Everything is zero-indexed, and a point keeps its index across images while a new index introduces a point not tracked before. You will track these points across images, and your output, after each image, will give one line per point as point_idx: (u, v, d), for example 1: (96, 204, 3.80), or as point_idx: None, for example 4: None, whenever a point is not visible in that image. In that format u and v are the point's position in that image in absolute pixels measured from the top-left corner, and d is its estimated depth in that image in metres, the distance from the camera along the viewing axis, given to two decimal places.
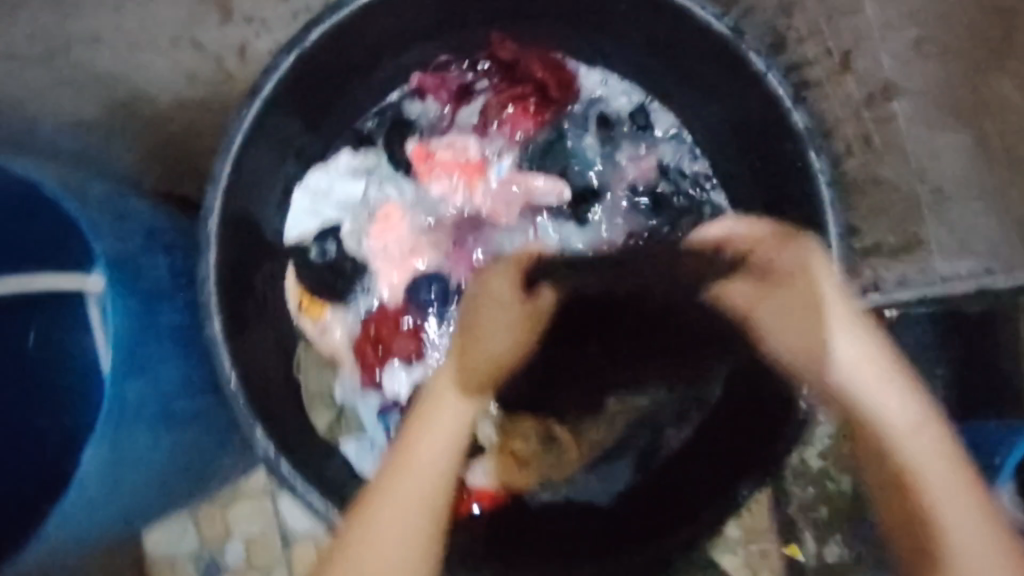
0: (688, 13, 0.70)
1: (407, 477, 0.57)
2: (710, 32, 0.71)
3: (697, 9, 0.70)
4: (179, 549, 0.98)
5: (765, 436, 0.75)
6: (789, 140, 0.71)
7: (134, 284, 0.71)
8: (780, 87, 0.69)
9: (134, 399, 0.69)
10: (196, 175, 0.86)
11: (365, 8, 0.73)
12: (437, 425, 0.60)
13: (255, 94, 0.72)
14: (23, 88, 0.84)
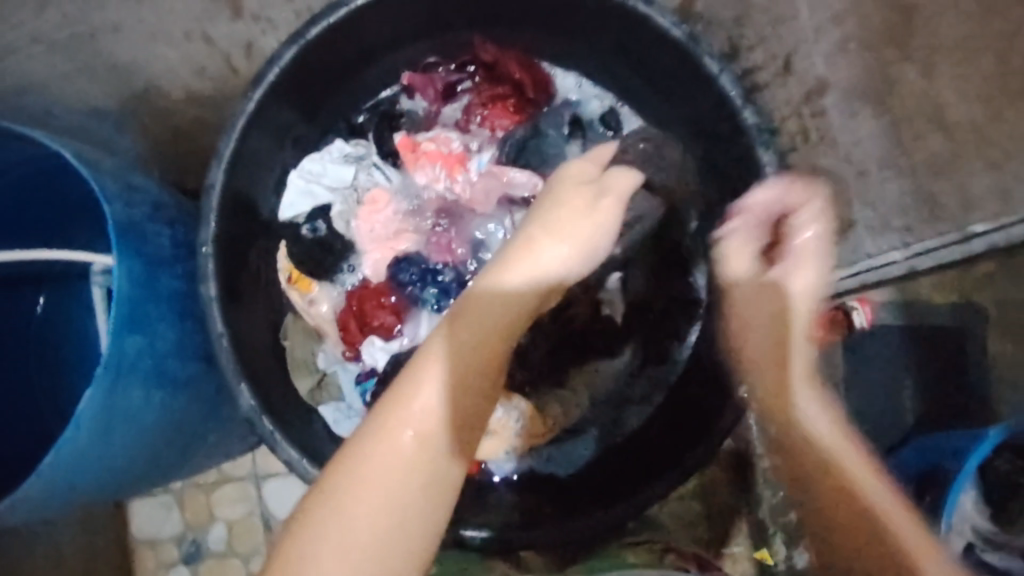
0: (650, 20, 0.77)
1: (400, 436, 0.53)
2: (668, 36, 0.77)
3: (657, 17, 0.77)
4: (162, 532, 1.08)
5: (713, 409, 0.81)
6: (739, 135, 0.78)
7: (138, 248, 0.80)
8: (731, 85, 0.76)
9: (133, 349, 0.78)
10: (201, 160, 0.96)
11: (361, 10, 0.80)
12: (434, 382, 0.54)
13: (259, 82, 0.79)
14: (47, 73, 0.92)
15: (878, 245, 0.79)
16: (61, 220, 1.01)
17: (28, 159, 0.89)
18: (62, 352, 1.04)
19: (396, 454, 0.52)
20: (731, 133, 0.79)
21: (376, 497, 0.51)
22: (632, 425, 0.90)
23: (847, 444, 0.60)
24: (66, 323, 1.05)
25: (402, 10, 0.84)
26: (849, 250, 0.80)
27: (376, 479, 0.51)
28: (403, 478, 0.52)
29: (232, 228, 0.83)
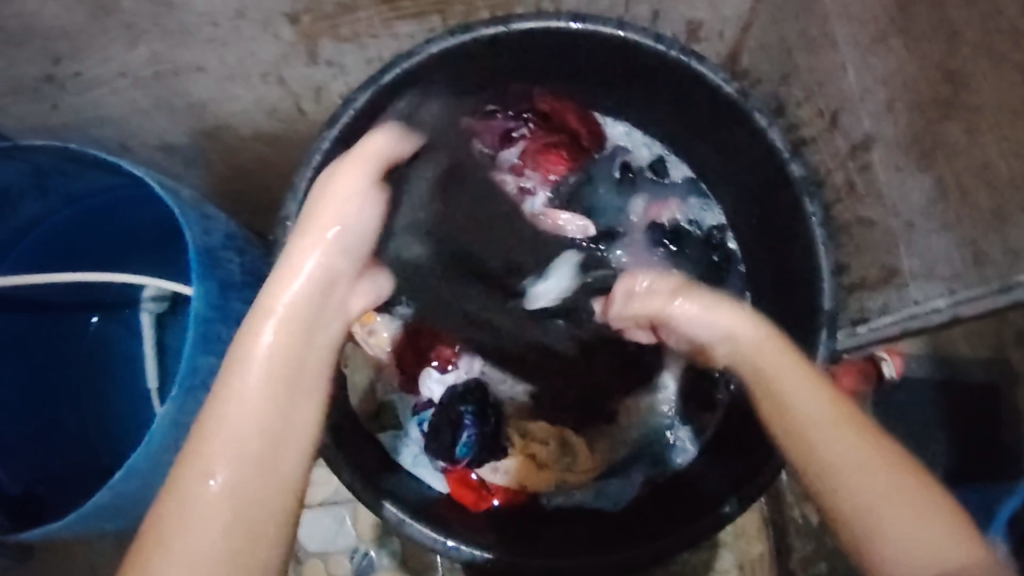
0: (703, 78, 0.83)
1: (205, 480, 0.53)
2: (720, 92, 0.83)
3: (711, 75, 0.82)
4: None
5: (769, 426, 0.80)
6: (788, 188, 0.82)
7: (214, 273, 0.86)
8: (780, 139, 0.81)
9: (204, 368, 0.83)
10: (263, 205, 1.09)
11: (431, 57, 0.86)
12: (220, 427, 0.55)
13: (333, 123, 0.86)
14: (122, 109, 0.97)
15: (923, 292, 0.81)
16: (123, 251, 1.06)
17: (106, 186, 0.97)
18: (118, 376, 1.07)
19: (214, 479, 0.53)
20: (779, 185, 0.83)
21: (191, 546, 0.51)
22: (676, 469, 0.91)
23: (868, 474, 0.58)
24: (114, 347, 1.08)
25: (468, 63, 0.89)
26: (895, 296, 0.83)
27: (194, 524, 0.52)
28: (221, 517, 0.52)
29: (297, 257, 0.88)
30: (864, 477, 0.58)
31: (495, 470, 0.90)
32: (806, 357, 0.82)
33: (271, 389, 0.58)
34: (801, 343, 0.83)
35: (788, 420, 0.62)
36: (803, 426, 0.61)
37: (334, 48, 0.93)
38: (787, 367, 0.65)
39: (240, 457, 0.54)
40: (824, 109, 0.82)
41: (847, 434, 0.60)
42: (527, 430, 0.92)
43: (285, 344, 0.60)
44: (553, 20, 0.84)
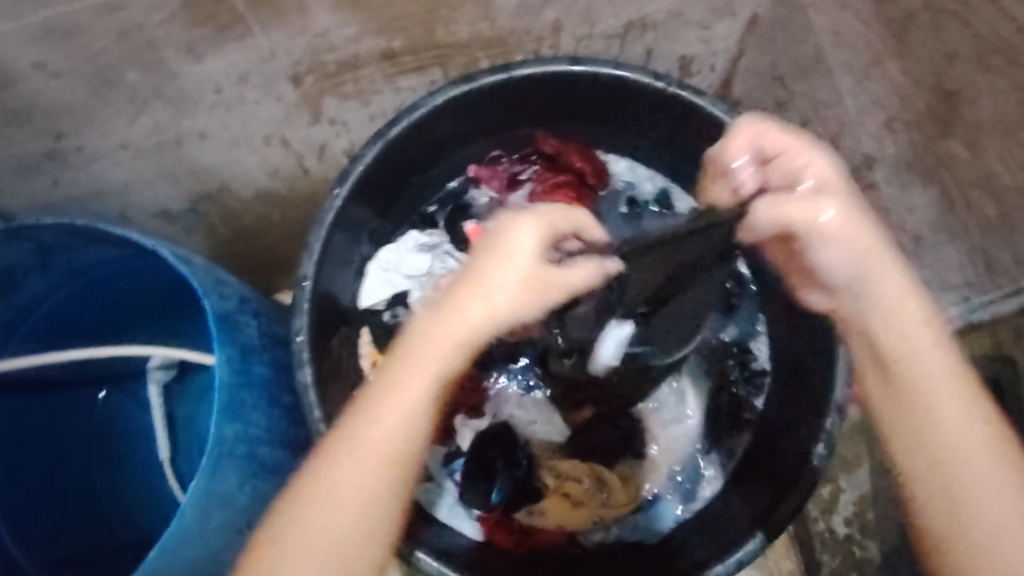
0: (701, 109, 0.86)
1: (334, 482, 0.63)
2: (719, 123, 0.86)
3: (708, 106, 0.85)
4: None
5: (805, 447, 0.81)
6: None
7: (233, 338, 0.86)
8: None
9: (231, 436, 0.82)
10: (279, 264, 1.21)
11: (434, 110, 0.88)
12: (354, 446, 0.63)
13: (344, 179, 0.87)
14: (123, 178, 0.97)
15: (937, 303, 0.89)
16: (128, 321, 1.06)
17: (104, 261, 0.95)
18: (133, 447, 1.07)
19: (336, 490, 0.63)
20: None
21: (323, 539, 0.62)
22: (705, 502, 0.91)
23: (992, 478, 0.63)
24: (124, 419, 1.08)
25: (468, 113, 0.91)
26: None
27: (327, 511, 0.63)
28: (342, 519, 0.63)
29: (315, 314, 0.88)
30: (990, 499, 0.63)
31: (531, 513, 0.90)
32: (827, 371, 0.82)
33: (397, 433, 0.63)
34: (820, 358, 0.84)
35: (924, 406, 0.65)
36: (932, 416, 0.64)
37: (337, 105, 0.95)
38: (926, 339, 0.65)
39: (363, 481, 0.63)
40: (824, 133, 0.89)
41: (973, 437, 0.64)
42: (560, 470, 0.90)
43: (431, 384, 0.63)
44: (553, 64, 0.86)
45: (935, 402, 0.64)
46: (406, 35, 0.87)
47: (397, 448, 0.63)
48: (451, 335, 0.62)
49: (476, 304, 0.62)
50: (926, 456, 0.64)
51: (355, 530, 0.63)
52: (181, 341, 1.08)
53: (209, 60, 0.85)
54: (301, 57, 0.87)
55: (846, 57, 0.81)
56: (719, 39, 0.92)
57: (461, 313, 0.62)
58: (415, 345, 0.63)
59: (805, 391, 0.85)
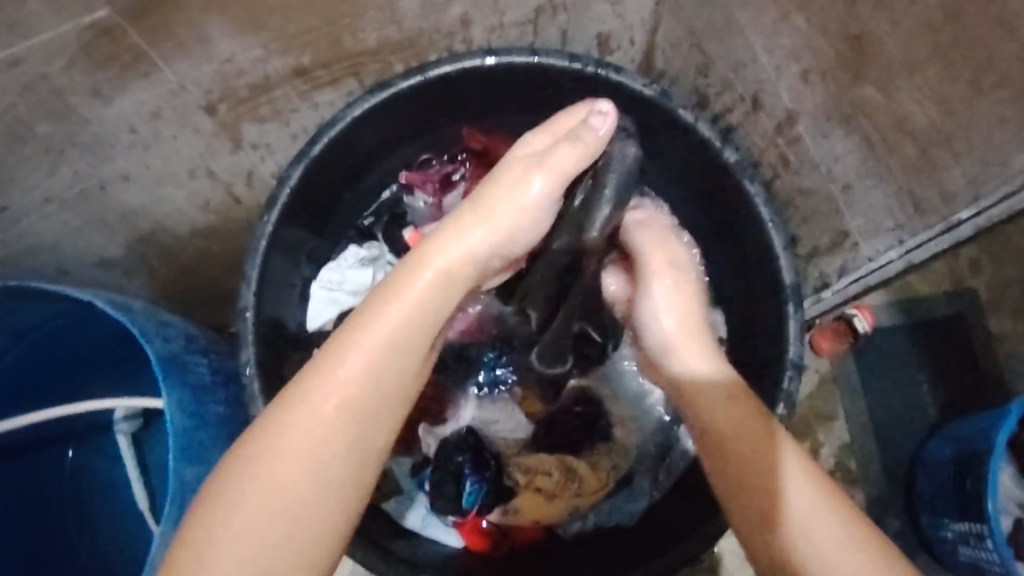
0: (625, 87, 0.84)
1: (268, 450, 0.59)
2: (639, 95, 0.84)
3: (630, 82, 0.84)
4: None
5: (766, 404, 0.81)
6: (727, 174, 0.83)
7: (183, 379, 0.84)
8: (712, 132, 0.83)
9: (193, 479, 0.81)
10: (227, 296, 1.20)
11: (355, 121, 0.86)
12: (296, 401, 0.60)
13: (273, 203, 0.85)
14: (52, 233, 0.95)
15: (872, 248, 0.96)
16: (82, 376, 1.04)
17: (48, 320, 0.93)
18: (115, 503, 1.06)
19: (273, 465, 0.58)
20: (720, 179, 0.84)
21: (258, 510, 0.57)
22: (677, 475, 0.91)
23: (801, 493, 0.64)
24: (95, 475, 1.06)
25: (391, 118, 0.90)
26: (849, 258, 0.99)
27: (252, 496, 0.58)
28: (287, 484, 0.58)
29: (263, 340, 0.87)
30: (823, 531, 0.62)
31: (504, 511, 0.89)
32: (780, 329, 0.82)
33: (350, 389, 0.61)
34: (773, 320, 0.83)
35: (746, 461, 0.67)
36: (767, 466, 0.66)
37: (256, 130, 0.94)
38: (794, 455, 0.67)
39: (311, 448, 0.59)
40: (744, 94, 0.90)
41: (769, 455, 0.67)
42: (528, 466, 0.89)
43: (405, 324, 0.65)
44: (468, 59, 0.84)
45: (779, 474, 0.65)
46: (314, 49, 0.86)
47: (348, 401, 0.61)
48: (384, 312, 0.65)
49: (454, 244, 0.70)
50: (762, 499, 0.65)
51: (302, 502, 0.58)
52: (141, 388, 1.07)
53: (118, 100, 0.83)
54: (211, 86, 0.86)
55: (753, 15, 0.82)
56: (632, 13, 0.91)
57: (465, 234, 0.71)
58: (397, 286, 0.67)
59: (760, 354, 0.86)
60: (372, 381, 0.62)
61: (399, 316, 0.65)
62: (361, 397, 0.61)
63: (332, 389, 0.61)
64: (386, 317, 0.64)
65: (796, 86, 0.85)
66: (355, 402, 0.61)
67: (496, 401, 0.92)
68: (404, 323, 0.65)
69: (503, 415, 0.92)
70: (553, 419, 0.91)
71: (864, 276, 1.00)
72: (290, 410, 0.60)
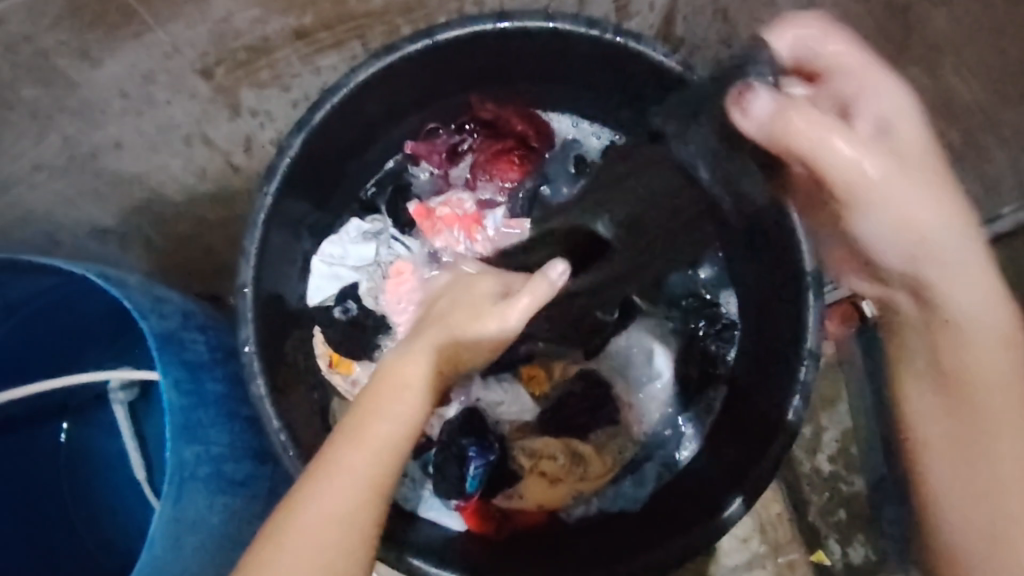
0: (644, 56, 0.81)
1: (293, 534, 0.60)
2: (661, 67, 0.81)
3: (650, 51, 0.81)
4: None
5: (782, 387, 0.79)
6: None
7: (179, 357, 0.81)
8: None
9: (192, 460, 0.78)
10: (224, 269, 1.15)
11: (358, 88, 0.82)
12: (326, 480, 0.61)
13: (272, 172, 0.81)
14: (42, 202, 0.91)
15: None
16: (74, 351, 1.00)
17: (44, 291, 0.90)
18: (115, 480, 1.03)
19: (298, 550, 0.60)
20: None
21: None
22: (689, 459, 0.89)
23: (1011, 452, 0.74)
24: (92, 454, 1.04)
25: (396, 84, 0.86)
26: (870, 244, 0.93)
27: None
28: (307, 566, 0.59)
29: (264, 314, 0.83)
30: (1012, 410, 0.74)
31: (510, 494, 0.87)
32: (799, 315, 0.78)
33: (359, 476, 0.61)
34: (789, 307, 0.79)
35: (952, 334, 0.74)
36: (964, 335, 0.74)
37: (255, 95, 0.89)
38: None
39: (332, 528, 0.60)
40: None
41: (1005, 362, 0.74)
42: (534, 449, 0.87)
43: (398, 422, 0.63)
44: (479, 23, 0.81)
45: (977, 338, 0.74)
46: None
47: (366, 487, 0.62)
48: (404, 375, 0.65)
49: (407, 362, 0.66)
50: (971, 404, 0.75)
51: None
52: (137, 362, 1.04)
53: (104, 63, 0.84)
54: (205, 47, 0.85)
55: None
56: None
57: (411, 362, 0.65)
58: (387, 381, 0.65)
59: (773, 341, 0.83)
60: (383, 466, 0.62)
61: (417, 394, 0.65)
62: (372, 472, 0.62)
63: (346, 471, 0.62)
64: (379, 412, 0.63)
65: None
66: (371, 479, 0.62)
67: (498, 382, 0.89)
68: (399, 398, 0.64)
69: (505, 396, 0.89)
70: (563, 398, 0.89)
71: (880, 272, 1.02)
72: (310, 493, 0.61)
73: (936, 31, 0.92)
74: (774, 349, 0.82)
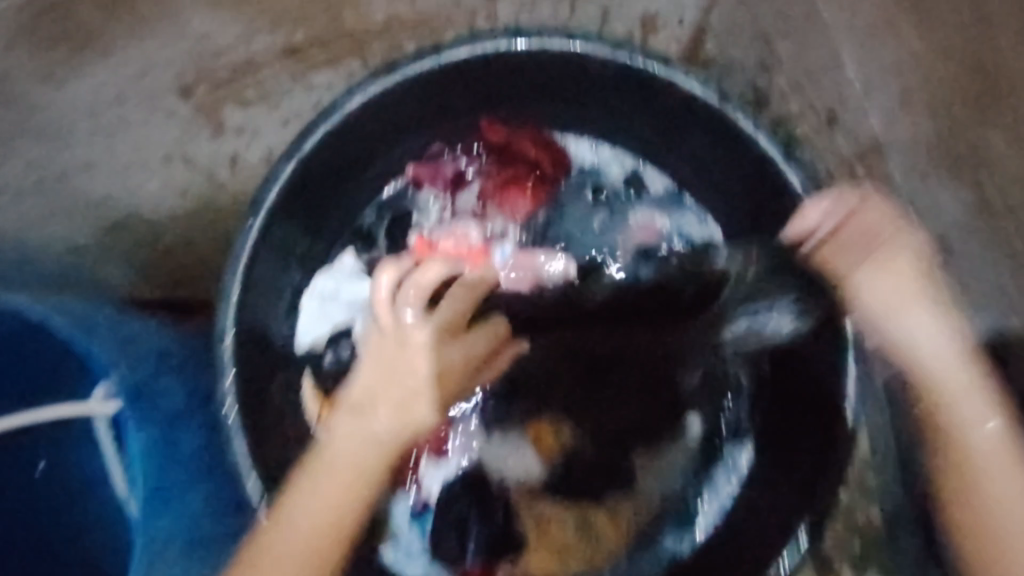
0: (672, 86, 0.74)
1: None
2: (692, 100, 0.74)
3: (681, 82, 0.74)
4: None
5: (818, 463, 0.72)
6: (783, 198, 0.73)
7: (152, 411, 0.74)
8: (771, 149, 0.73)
9: (163, 528, 0.72)
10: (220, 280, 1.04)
11: (358, 113, 0.76)
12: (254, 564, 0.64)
13: (257, 207, 0.74)
14: (11, 218, 0.84)
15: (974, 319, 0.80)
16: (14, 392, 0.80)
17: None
18: (67, 522, 0.83)
19: None
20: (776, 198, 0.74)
21: None
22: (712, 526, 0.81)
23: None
24: (71, 480, 0.83)
25: (400, 107, 0.79)
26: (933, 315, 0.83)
27: None
28: None
29: (248, 360, 0.77)
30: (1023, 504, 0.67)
31: (513, 564, 0.81)
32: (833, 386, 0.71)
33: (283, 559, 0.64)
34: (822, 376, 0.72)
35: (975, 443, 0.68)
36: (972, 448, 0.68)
37: (242, 113, 0.83)
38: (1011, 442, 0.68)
39: None
40: (819, 106, 0.83)
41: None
42: (541, 516, 0.81)
43: (314, 492, 0.65)
44: (492, 43, 0.73)
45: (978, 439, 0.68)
46: None
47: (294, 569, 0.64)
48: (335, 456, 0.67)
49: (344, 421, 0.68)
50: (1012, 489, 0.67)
51: None
52: None
53: (71, 82, 0.83)
54: (186, 65, 0.83)
55: None
56: None
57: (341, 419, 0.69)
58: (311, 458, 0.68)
59: (801, 408, 0.76)
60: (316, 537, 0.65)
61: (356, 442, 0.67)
62: (297, 548, 0.64)
63: (272, 556, 0.64)
64: (301, 487, 0.66)
65: (887, 103, 0.83)
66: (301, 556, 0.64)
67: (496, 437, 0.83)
68: (323, 476, 0.66)
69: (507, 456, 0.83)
70: (570, 461, 0.82)
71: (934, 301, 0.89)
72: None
73: (1017, 74, 0.82)
74: (808, 419, 0.75)
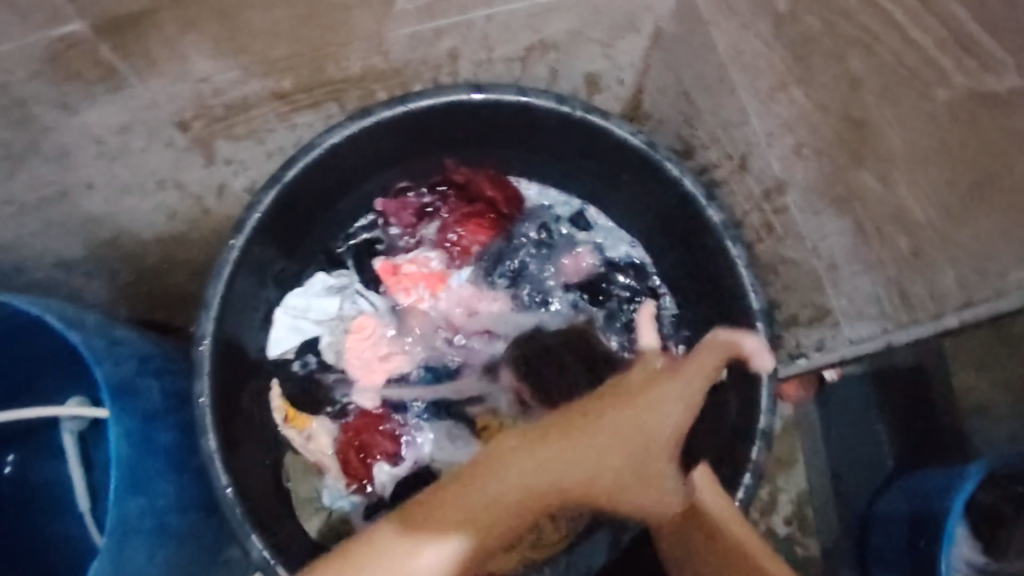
0: (609, 131, 0.84)
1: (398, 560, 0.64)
2: (627, 144, 0.84)
3: (613, 127, 0.83)
4: None
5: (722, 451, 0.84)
6: (708, 231, 0.83)
7: (130, 408, 0.82)
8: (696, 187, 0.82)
9: (135, 511, 0.79)
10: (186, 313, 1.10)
11: (332, 147, 0.83)
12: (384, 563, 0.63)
13: (240, 228, 0.81)
14: (11, 233, 0.91)
15: (854, 330, 0.87)
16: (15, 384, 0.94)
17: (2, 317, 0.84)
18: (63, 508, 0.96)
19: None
20: (689, 229, 0.86)
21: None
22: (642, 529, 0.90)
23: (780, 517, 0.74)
24: (44, 483, 0.97)
25: (379, 140, 0.87)
26: (830, 334, 0.89)
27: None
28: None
29: (222, 373, 0.82)
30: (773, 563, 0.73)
31: None
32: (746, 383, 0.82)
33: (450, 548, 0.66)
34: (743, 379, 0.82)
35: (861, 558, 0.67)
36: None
37: (230, 146, 0.92)
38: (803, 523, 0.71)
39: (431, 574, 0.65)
40: (732, 153, 0.87)
41: None
42: None
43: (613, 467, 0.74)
44: (451, 94, 0.82)
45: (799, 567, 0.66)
46: (296, 74, 0.86)
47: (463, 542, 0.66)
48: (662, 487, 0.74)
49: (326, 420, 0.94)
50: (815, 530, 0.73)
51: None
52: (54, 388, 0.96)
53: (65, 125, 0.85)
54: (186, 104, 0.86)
55: (749, 79, 0.81)
56: (622, 55, 0.90)
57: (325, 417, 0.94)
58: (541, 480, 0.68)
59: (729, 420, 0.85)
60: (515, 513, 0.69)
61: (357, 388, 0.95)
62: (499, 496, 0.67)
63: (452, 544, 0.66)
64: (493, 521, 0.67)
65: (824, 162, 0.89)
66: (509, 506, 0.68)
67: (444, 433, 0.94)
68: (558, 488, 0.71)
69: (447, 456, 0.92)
70: None
71: (845, 356, 0.90)
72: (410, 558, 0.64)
73: None
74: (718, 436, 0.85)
